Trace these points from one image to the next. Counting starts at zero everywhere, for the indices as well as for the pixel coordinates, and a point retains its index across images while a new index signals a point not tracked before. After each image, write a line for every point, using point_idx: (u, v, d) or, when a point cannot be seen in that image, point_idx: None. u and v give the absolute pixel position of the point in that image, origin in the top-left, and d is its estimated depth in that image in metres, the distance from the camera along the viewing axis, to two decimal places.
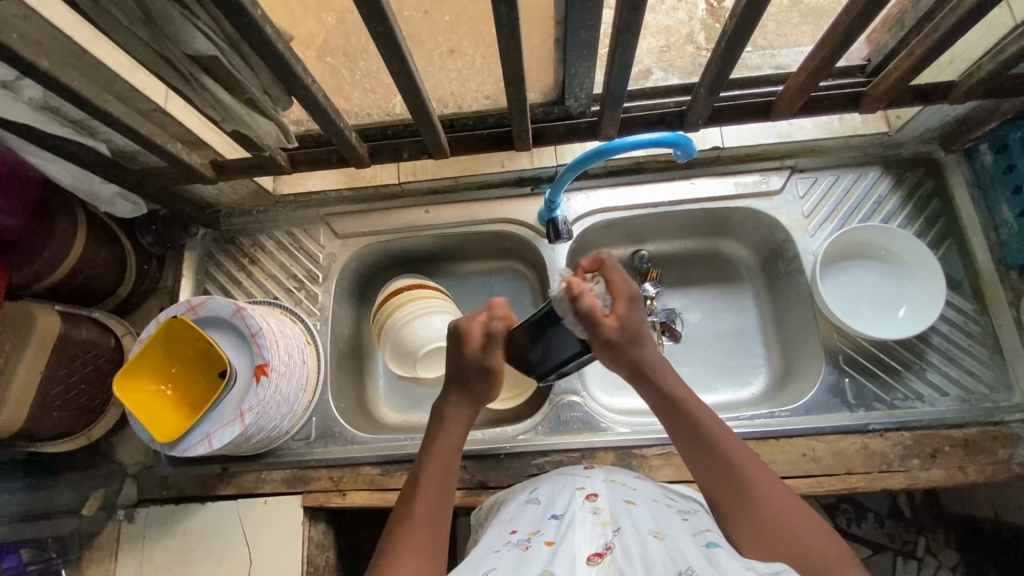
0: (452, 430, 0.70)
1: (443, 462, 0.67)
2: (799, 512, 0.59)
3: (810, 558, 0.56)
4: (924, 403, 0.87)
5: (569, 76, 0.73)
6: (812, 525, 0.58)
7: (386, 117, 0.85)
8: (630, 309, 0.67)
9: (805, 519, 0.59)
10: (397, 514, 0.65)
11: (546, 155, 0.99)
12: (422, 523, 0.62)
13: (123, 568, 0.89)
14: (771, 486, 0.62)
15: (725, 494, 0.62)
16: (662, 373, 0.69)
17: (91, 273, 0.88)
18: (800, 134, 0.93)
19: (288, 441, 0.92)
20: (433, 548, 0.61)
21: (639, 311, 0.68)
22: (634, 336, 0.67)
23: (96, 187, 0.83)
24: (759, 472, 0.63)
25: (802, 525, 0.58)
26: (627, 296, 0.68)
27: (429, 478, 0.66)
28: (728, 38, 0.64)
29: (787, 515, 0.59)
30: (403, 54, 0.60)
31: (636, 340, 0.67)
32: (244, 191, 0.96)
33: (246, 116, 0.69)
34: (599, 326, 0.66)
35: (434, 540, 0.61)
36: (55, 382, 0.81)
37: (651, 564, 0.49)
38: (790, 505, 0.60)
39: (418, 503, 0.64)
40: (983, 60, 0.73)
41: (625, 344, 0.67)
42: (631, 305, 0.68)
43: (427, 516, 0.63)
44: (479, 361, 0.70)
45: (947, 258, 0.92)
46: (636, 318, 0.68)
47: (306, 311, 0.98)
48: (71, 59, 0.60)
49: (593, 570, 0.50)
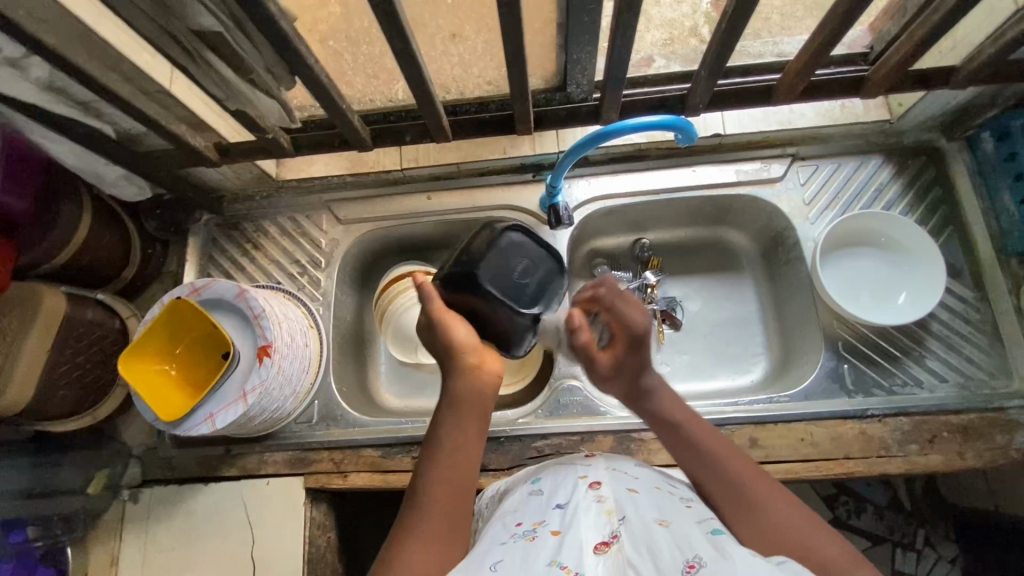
0: (461, 406, 0.63)
1: (464, 436, 0.62)
2: (799, 511, 0.59)
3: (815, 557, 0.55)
4: (923, 390, 0.87)
5: (571, 62, 0.74)
6: (816, 524, 0.58)
7: (389, 103, 0.85)
8: (631, 353, 0.67)
9: (806, 518, 0.59)
10: (412, 494, 0.61)
11: (548, 141, 1.00)
12: (440, 511, 0.59)
13: (127, 547, 0.90)
14: (771, 489, 0.61)
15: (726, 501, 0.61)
16: (664, 395, 0.68)
17: (96, 256, 0.89)
18: (802, 121, 0.95)
19: (290, 423, 0.93)
20: (450, 537, 0.58)
21: (644, 352, 0.67)
22: (638, 371, 0.67)
23: (101, 170, 0.84)
24: (758, 476, 0.62)
25: (801, 524, 0.58)
26: (626, 338, 0.66)
27: (446, 453, 0.62)
28: (729, 20, 0.64)
29: (788, 514, 0.59)
30: (405, 34, 0.60)
31: (637, 377, 0.68)
32: (247, 176, 0.97)
33: (248, 94, 0.69)
34: (591, 363, 0.68)
35: (454, 525, 0.59)
36: (61, 362, 0.82)
37: (658, 554, 0.49)
38: (792, 506, 0.60)
39: (435, 485, 0.60)
40: (984, 45, 0.74)
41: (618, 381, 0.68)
42: (629, 348, 0.66)
43: (442, 502, 0.60)
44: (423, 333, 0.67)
45: (947, 244, 0.92)
46: (636, 356, 0.67)
47: (309, 296, 0.99)
48: (78, 37, 0.61)
49: (600, 560, 0.50)
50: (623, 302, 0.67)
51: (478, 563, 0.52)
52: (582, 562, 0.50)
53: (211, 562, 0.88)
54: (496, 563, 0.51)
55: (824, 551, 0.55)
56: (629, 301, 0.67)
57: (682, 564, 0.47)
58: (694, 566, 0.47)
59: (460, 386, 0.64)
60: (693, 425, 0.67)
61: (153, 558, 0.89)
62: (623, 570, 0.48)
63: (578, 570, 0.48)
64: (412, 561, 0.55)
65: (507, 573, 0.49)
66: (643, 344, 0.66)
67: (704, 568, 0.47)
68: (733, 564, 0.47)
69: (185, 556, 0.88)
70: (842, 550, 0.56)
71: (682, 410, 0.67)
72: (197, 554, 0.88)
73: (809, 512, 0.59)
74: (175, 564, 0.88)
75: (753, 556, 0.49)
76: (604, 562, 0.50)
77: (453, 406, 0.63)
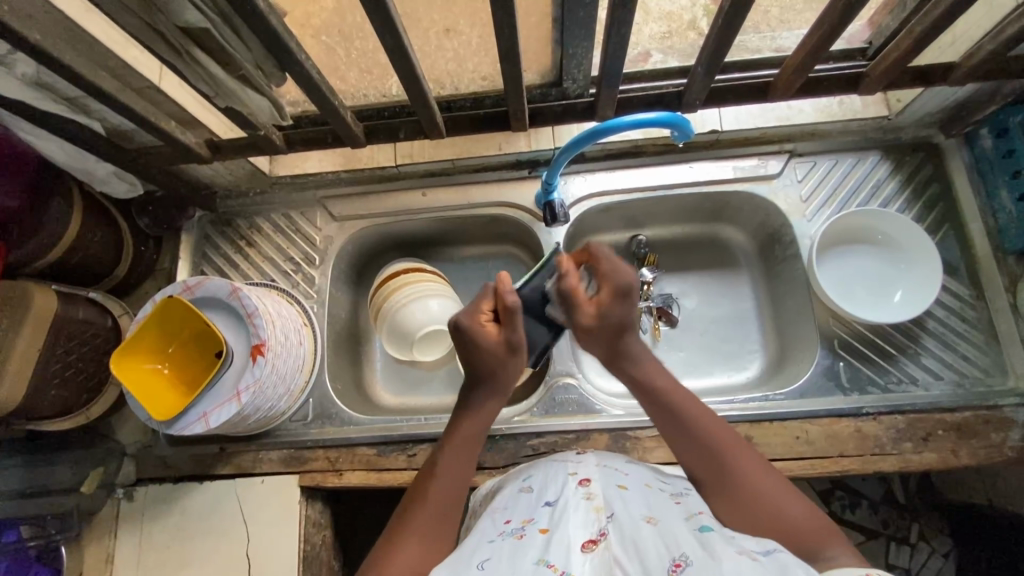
0: (474, 419, 0.70)
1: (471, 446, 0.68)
2: (779, 484, 0.61)
3: (792, 532, 0.56)
4: (917, 387, 0.87)
5: (567, 57, 0.73)
6: (795, 501, 0.59)
7: (383, 98, 0.85)
8: (616, 302, 0.69)
9: (784, 491, 0.60)
10: (408, 499, 0.65)
11: (544, 137, 0.98)
12: (436, 508, 0.62)
13: (121, 546, 0.90)
14: (752, 461, 0.63)
15: (703, 469, 0.63)
16: (644, 361, 0.70)
17: (88, 253, 0.88)
18: (800, 118, 0.94)
19: (285, 421, 0.93)
20: (443, 532, 0.61)
21: (627, 305, 0.69)
22: (625, 320, 0.69)
23: (92, 167, 0.84)
24: (742, 449, 0.63)
25: (779, 500, 0.59)
26: (611, 288, 0.69)
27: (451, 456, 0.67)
28: (725, 17, 0.63)
29: (768, 490, 0.60)
30: (397, 30, 0.59)
31: (621, 329, 0.69)
32: (241, 173, 0.96)
33: (238, 91, 0.69)
34: (577, 311, 0.70)
35: (447, 521, 0.62)
36: (52, 361, 0.81)
37: (645, 555, 0.48)
38: (772, 482, 0.61)
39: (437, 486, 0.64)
40: (984, 41, 0.73)
41: (603, 330, 0.69)
42: (615, 299, 0.69)
43: (444, 499, 0.63)
44: (499, 345, 0.70)
45: (944, 243, 0.92)
46: (619, 308, 0.69)
47: (304, 294, 0.99)
48: (62, 32, 0.60)
49: (587, 559, 0.50)
50: (614, 258, 0.71)
51: (467, 561, 0.52)
52: (568, 561, 0.49)
53: (205, 561, 0.88)
54: (483, 562, 0.51)
55: (805, 525, 0.57)
56: (616, 258, 0.71)
57: (668, 563, 0.47)
58: (680, 564, 0.46)
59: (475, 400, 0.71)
60: (677, 397, 0.67)
61: (149, 556, 0.89)
62: (608, 569, 0.48)
63: (565, 569, 0.48)
64: (405, 550, 0.58)
65: (494, 570, 0.49)
66: (629, 297, 0.69)
67: (689, 566, 0.46)
68: (719, 561, 0.46)
69: (180, 553, 0.88)
70: (819, 524, 0.57)
71: (665, 381, 0.69)
72: (192, 551, 0.88)
73: (790, 489, 0.60)
74: (170, 562, 0.88)
75: (738, 553, 0.48)
76: (591, 561, 0.49)
77: (466, 419, 0.70)
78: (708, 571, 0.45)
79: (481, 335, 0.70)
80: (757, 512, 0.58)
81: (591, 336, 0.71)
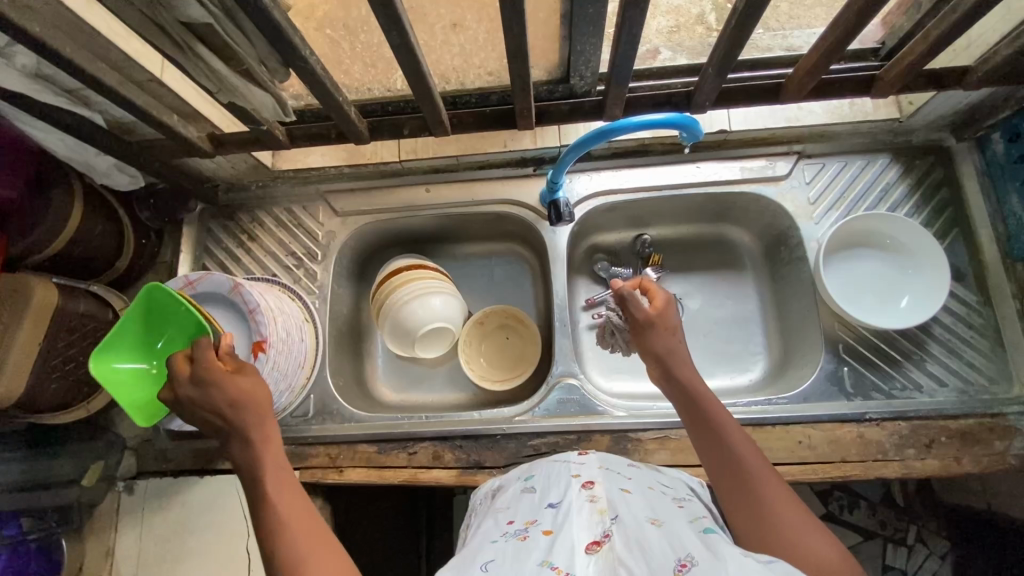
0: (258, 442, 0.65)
1: (277, 452, 0.65)
2: (801, 517, 0.55)
3: (811, 559, 0.51)
4: (922, 394, 0.86)
5: (574, 54, 0.71)
6: (815, 529, 0.54)
7: (387, 93, 0.83)
8: (670, 305, 0.73)
9: (805, 523, 0.54)
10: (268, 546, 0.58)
11: (549, 135, 0.97)
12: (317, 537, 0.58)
13: (122, 538, 0.90)
14: (777, 485, 0.58)
15: (727, 486, 0.59)
16: (690, 364, 0.69)
17: (89, 246, 0.88)
18: (810, 118, 0.92)
19: (286, 417, 0.92)
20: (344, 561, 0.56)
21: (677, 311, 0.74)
22: (677, 323, 0.72)
23: (92, 159, 0.83)
24: (768, 474, 0.59)
25: (798, 527, 0.54)
26: (665, 292, 0.75)
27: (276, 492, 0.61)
28: (739, 15, 0.61)
29: (789, 515, 0.55)
30: (403, 27, 0.58)
31: (674, 329, 0.72)
32: (242, 166, 0.95)
33: (240, 87, 0.68)
34: (636, 308, 0.73)
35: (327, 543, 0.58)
36: (53, 354, 0.81)
37: (650, 553, 0.48)
38: (795, 508, 0.56)
39: (295, 529, 0.58)
40: (1002, 45, 0.71)
41: (660, 328, 0.71)
42: (668, 303, 0.73)
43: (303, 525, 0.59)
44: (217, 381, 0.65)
45: (953, 248, 0.91)
46: (672, 307, 0.73)
47: (305, 289, 0.98)
48: (63, 25, 0.59)
49: (591, 559, 0.49)
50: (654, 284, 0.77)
51: (470, 562, 0.52)
52: (572, 560, 0.49)
53: (204, 555, 0.87)
54: (487, 563, 0.51)
55: (822, 556, 0.51)
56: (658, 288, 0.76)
57: (674, 563, 0.46)
58: (686, 565, 0.46)
59: (246, 446, 0.65)
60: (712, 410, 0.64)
61: (149, 548, 0.89)
62: (612, 568, 0.47)
63: (568, 570, 0.47)
64: None
65: (497, 572, 0.49)
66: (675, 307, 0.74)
67: (696, 567, 0.45)
68: (723, 561, 0.45)
69: (180, 547, 0.88)
70: (839, 558, 0.52)
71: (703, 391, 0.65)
72: (191, 545, 0.88)
73: (809, 516, 0.55)
74: (169, 556, 0.88)
75: (744, 555, 0.47)
76: (595, 561, 0.48)
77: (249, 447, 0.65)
78: (713, 572, 0.44)
79: (217, 371, 0.66)
80: (774, 533, 0.54)
81: (646, 333, 0.72)
